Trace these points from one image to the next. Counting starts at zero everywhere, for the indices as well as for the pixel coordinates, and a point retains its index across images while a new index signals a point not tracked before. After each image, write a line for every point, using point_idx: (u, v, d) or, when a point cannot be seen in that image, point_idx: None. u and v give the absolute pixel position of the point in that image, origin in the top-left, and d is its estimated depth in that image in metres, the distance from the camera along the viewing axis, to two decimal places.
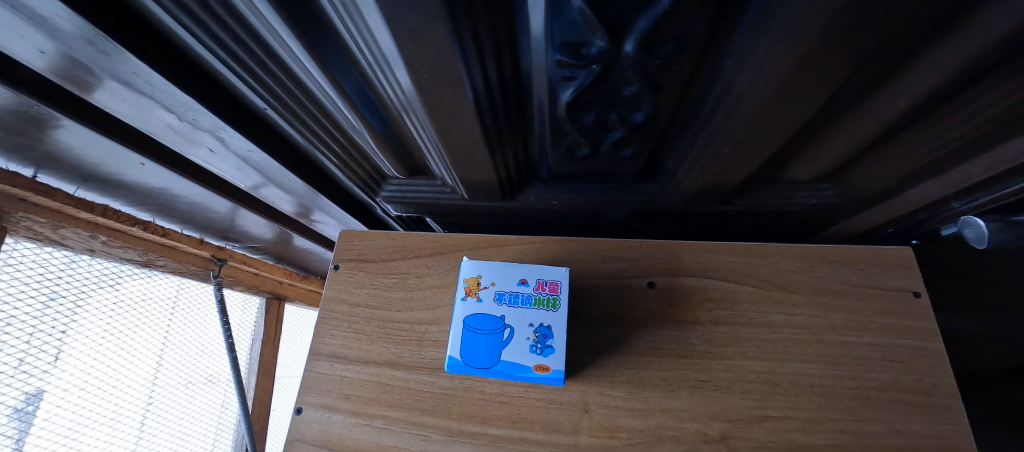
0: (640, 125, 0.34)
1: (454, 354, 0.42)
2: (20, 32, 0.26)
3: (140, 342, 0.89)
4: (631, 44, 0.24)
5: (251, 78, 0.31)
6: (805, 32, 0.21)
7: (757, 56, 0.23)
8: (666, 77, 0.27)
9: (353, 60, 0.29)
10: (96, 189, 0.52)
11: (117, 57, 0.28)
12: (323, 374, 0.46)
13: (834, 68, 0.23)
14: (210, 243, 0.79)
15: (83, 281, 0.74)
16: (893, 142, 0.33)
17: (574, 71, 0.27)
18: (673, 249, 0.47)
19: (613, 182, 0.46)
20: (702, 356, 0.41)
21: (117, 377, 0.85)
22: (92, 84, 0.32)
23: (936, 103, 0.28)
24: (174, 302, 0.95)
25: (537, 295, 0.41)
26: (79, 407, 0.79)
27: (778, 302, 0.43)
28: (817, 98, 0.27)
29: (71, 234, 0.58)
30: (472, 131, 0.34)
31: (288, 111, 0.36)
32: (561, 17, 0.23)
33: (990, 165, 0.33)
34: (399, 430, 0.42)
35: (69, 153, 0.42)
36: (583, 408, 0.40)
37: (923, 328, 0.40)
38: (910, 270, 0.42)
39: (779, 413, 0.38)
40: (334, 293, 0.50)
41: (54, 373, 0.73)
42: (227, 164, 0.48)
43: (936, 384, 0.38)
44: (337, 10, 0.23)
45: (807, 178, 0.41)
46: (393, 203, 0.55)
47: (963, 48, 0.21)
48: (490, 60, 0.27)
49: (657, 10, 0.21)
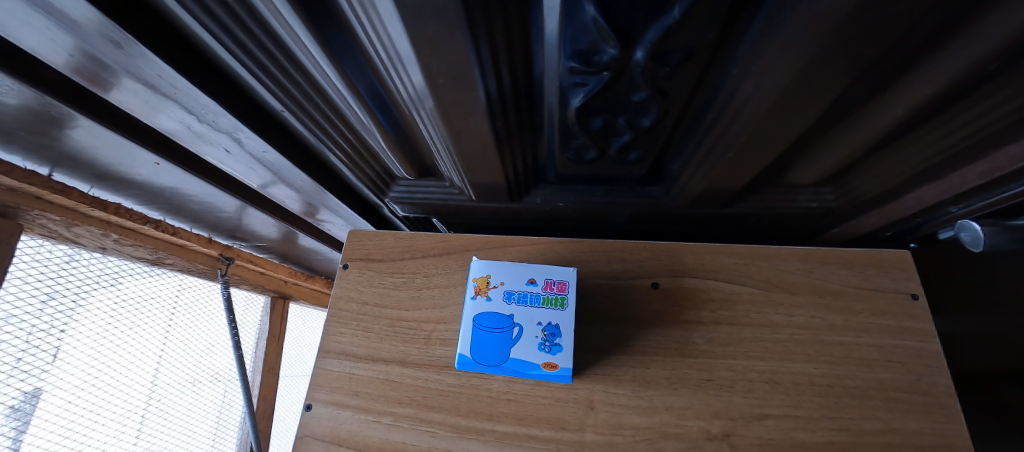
0: (647, 130, 0.35)
1: (464, 352, 0.43)
2: (50, 35, 0.27)
3: (145, 338, 0.83)
4: (640, 52, 0.25)
5: (270, 80, 0.32)
6: (808, 42, 0.22)
7: (761, 64, 0.24)
8: (673, 85, 0.29)
9: (369, 64, 0.30)
10: (109, 188, 0.53)
11: (142, 58, 0.29)
12: (332, 371, 0.46)
13: (835, 75, 0.24)
14: (217, 242, 0.80)
15: (83, 277, 0.68)
16: (893, 148, 0.34)
17: (584, 77, 0.29)
18: (677, 251, 0.48)
19: (619, 184, 0.47)
20: (704, 355, 0.42)
21: (122, 375, 0.79)
22: (115, 85, 0.33)
23: (935, 110, 0.29)
24: (175, 299, 0.90)
25: (545, 295, 0.42)
26: (86, 407, 0.73)
27: (779, 303, 0.44)
28: (820, 105, 0.28)
29: (84, 232, 0.59)
30: (483, 134, 0.35)
31: (303, 113, 0.37)
32: (574, 26, 0.24)
33: (985, 171, 0.34)
34: (408, 427, 0.42)
35: (86, 152, 0.43)
36: (588, 406, 0.41)
37: (920, 329, 0.41)
38: (908, 273, 0.43)
39: (780, 412, 0.39)
40: (343, 292, 0.51)
41: (56, 372, 0.66)
42: (240, 164, 0.49)
43: (932, 384, 0.39)
44: (359, 18, 0.24)
45: (809, 183, 0.42)
46: (402, 203, 0.56)
47: (958, 58, 0.23)
48: (504, 66, 0.28)
49: (667, 21, 0.23)
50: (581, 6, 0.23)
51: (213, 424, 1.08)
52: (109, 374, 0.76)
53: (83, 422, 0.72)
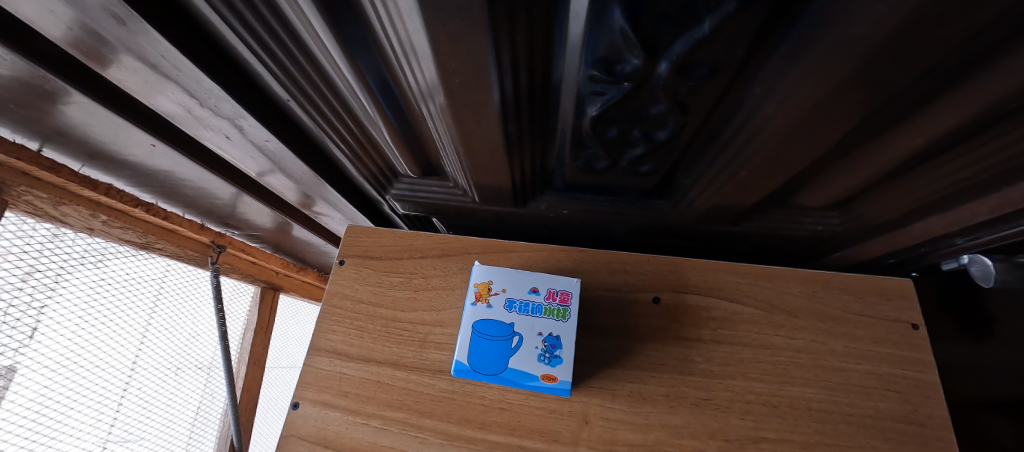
0: (662, 144, 0.34)
1: (461, 359, 0.41)
2: (50, 6, 0.25)
3: (126, 322, 0.81)
4: (665, 64, 0.25)
5: (276, 67, 0.31)
6: (837, 68, 0.21)
7: (787, 86, 0.24)
8: (695, 100, 0.28)
9: (382, 56, 0.29)
10: (101, 167, 0.52)
11: (146, 37, 0.27)
12: (322, 370, 0.45)
13: (856, 102, 0.24)
14: (210, 229, 0.78)
15: (62, 256, 0.66)
16: (905, 178, 0.34)
17: (605, 87, 0.28)
18: (680, 266, 0.47)
19: (626, 196, 0.46)
20: (703, 374, 0.42)
21: (102, 360, 0.76)
22: (113, 62, 0.31)
23: (953, 144, 0.28)
24: (161, 283, 0.87)
25: (547, 304, 0.42)
26: (64, 391, 0.70)
27: (780, 325, 0.43)
28: (837, 130, 0.27)
29: (71, 212, 0.57)
30: (494, 137, 0.34)
31: (309, 103, 0.36)
32: (599, 34, 0.24)
33: (995, 206, 0.34)
34: (397, 431, 0.41)
35: (78, 129, 0.41)
36: (583, 419, 0.40)
37: (920, 359, 0.41)
38: (908, 302, 0.43)
39: (777, 435, 0.39)
40: (338, 288, 0.50)
41: (31, 354, 0.64)
42: (240, 151, 0.47)
43: (929, 416, 0.39)
44: (376, 10, 0.23)
45: (817, 206, 0.42)
46: (403, 201, 0.55)
47: (981, 96, 0.22)
48: (522, 69, 0.27)
49: (696, 35, 0.22)
50: (608, 11, 0.22)
51: (195, 417, 1.05)
52: (88, 358, 0.73)
53: (59, 408, 0.70)
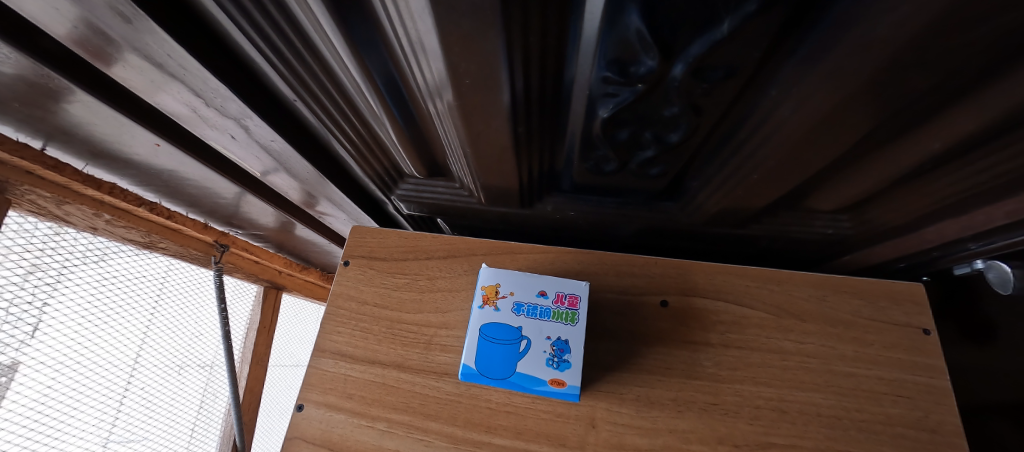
0: (673, 146, 0.34)
1: (468, 363, 0.41)
2: (54, 5, 0.25)
3: (128, 319, 0.81)
4: (681, 66, 0.24)
5: (282, 65, 0.30)
6: (856, 72, 0.21)
7: (804, 90, 0.23)
8: (709, 103, 0.28)
9: (391, 56, 0.28)
10: (105, 167, 0.51)
11: (152, 36, 0.27)
12: (327, 371, 0.45)
13: (873, 106, 0.24)
14: (213, 229, 0.78)
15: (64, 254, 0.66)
16: (918, 182, 0.34)
17: (617, 88, 0.27)
18: (688, 269, 0.47)
19: (634, 198, 0.45)
20: (711, 378, 0.41)
21: (103, 358, 0.76)
22: (119, 61, 0.31)
23: (967, 149, 0.28)
24: (163, 282, 0.87)
25: (555, 308, 0.41)
26: (66, 388, 0.70)
27: (789, 330, 0.43)
28: (853, 134, 0.27)
29: (75, 211, 0.57)
30: (503, 138, 0.34)
31: (316, 102, 0.35)
32: (613, 34, 0.23)
33: (1011, 211, 0.33)
34: (402, 434, 0.41)
35: (82, 128, 0.41)
36: (590, 423, 0.40)
37: (931, 365, 0.40)
38: (919, 307, 0.43)
39: (786, 441, 0.38)
40: (342, 289, 0.49)
41: (32, 352, 0.63)
42: (245, 151, 0.47)
43: (941, 422, 0.38)
44: (387, 9, 0.23)
45: (828, 209, 0.42)
46: (408, 202, 0.54)
47: (1004, 101, 0.22)
48: (533, 70, 0.27)
49: (714, 37, 0.21)
50: (624, 11, 0.21)
51: (198, 416, 1.04)
52: (90, 356, 0.73)
53: (59, 406, 0.70)
